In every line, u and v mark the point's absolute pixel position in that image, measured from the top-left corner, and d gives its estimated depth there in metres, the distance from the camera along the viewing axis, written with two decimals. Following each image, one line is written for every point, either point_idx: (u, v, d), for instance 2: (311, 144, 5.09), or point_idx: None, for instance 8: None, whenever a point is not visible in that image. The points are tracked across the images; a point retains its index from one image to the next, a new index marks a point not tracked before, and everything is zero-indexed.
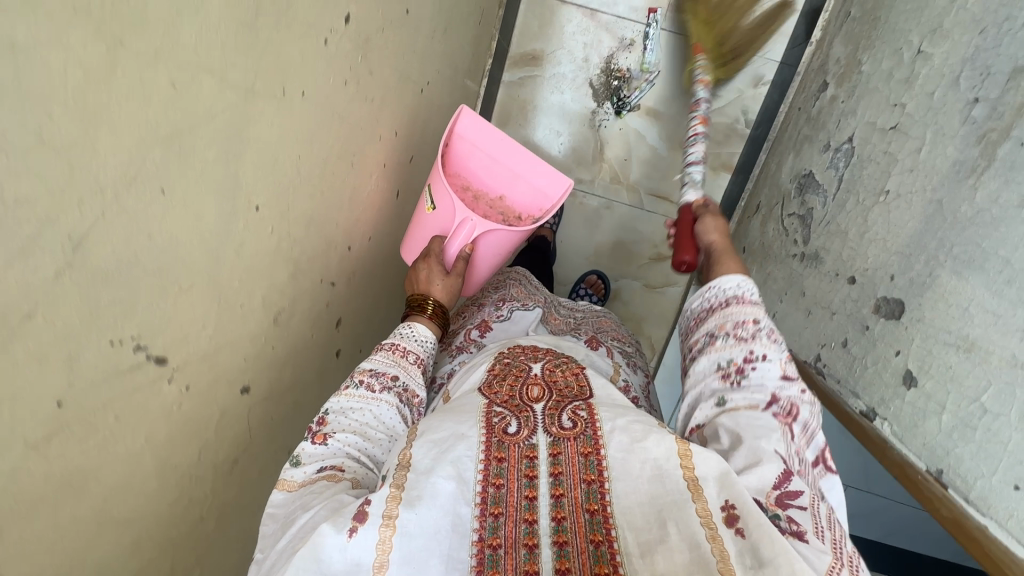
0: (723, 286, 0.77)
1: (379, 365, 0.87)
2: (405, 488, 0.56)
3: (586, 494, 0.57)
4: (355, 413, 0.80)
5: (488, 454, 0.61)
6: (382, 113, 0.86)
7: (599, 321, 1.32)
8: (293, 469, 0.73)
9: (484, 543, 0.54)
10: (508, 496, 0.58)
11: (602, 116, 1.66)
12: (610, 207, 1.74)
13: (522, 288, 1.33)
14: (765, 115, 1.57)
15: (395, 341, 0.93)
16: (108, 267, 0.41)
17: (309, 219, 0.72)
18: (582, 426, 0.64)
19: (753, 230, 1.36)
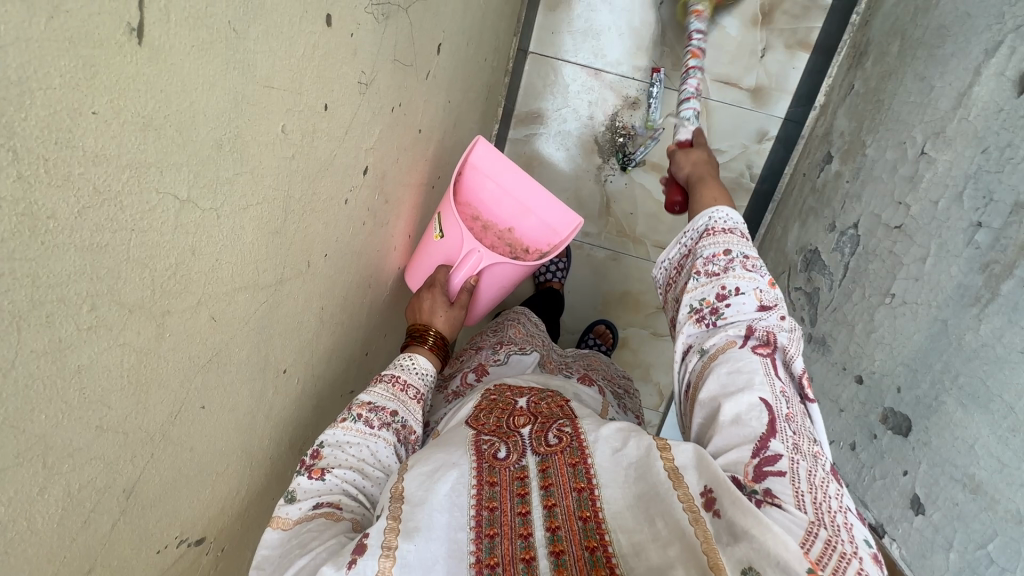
0: (703, 221, 0.82)
1: (380, 399, 0.85)
2: (403, 518, 0.58)
3: (578, 502, 0.59)
4: (353, 448, 0.79)
5: (479, 480, 0.63)
6: (396, 225, 0.89)
7: (592, 362, 1.34)
8: (288, 505, 0.72)
9: (483, 563, 0.55)
10: (501, 517, 0.59)
11: (608, 171, 1.67)
12: (618, 258, 1.75)
13: (518, 328, 1.35)
14: (770, 171, 1.58)
15: (396, 374, 0.91)
16: (155, 493, 0.43)
17: (331, 350, 0.74)
18: (567, 439, 0.67)
19: None
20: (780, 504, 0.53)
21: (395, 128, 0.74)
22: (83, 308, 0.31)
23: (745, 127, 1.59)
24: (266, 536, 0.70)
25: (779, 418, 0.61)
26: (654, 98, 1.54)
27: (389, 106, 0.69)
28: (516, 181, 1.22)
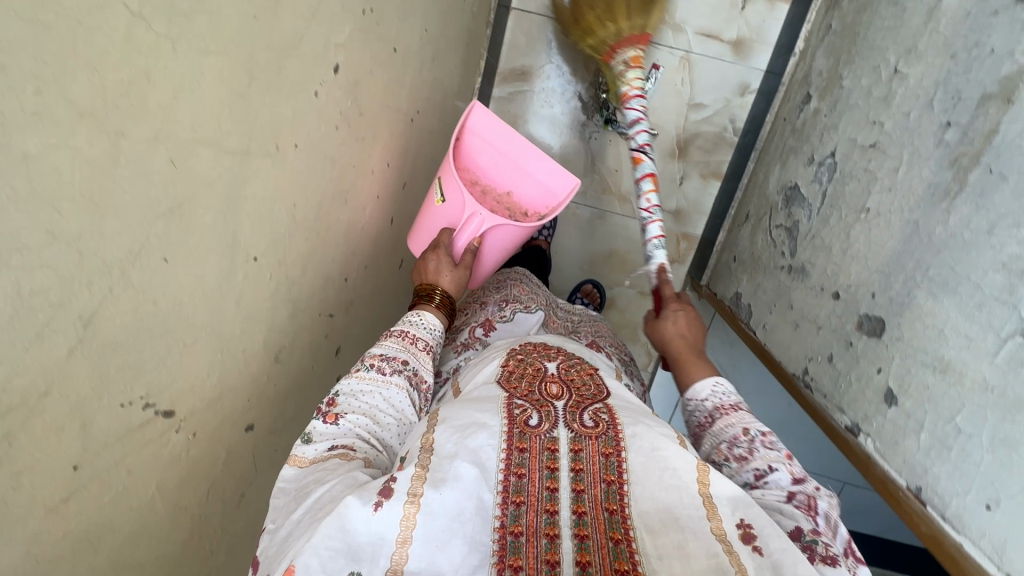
0: (699, 396, 0.88)
1: (390, 350, 0.89)
2: (433, 471, 0.57)
3: (606, 493, 0.59)
4: (366, 395, 0.82)
5: (510, 445, 0.63)
6: (374, 148, 0.88)
7: (600, 327, 1.32)
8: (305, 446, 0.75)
9: (506, 529, 0.55)
10: (529, 487, 0.59)
11: (592, 128, 1.68)
12: (604, 216, 1.76)
13: (525, 287, 1.32)
14: (752, 123, 1.59)
15: (405, 329, 0.94)
16: (116, 337, 0.43)
17: (306, 259, 0.74)
18: (602, 426, 0.67)
19: (742, 240, 1.39)
20: (837, 573, 0.58)
21: (367, 35, 0.74)
22: (25, 87, 0.31)
23: (727, 82, 1.60)
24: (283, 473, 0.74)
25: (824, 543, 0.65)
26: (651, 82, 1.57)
27: (359, 6, 0.69)
28: (512, 147, 1.22)
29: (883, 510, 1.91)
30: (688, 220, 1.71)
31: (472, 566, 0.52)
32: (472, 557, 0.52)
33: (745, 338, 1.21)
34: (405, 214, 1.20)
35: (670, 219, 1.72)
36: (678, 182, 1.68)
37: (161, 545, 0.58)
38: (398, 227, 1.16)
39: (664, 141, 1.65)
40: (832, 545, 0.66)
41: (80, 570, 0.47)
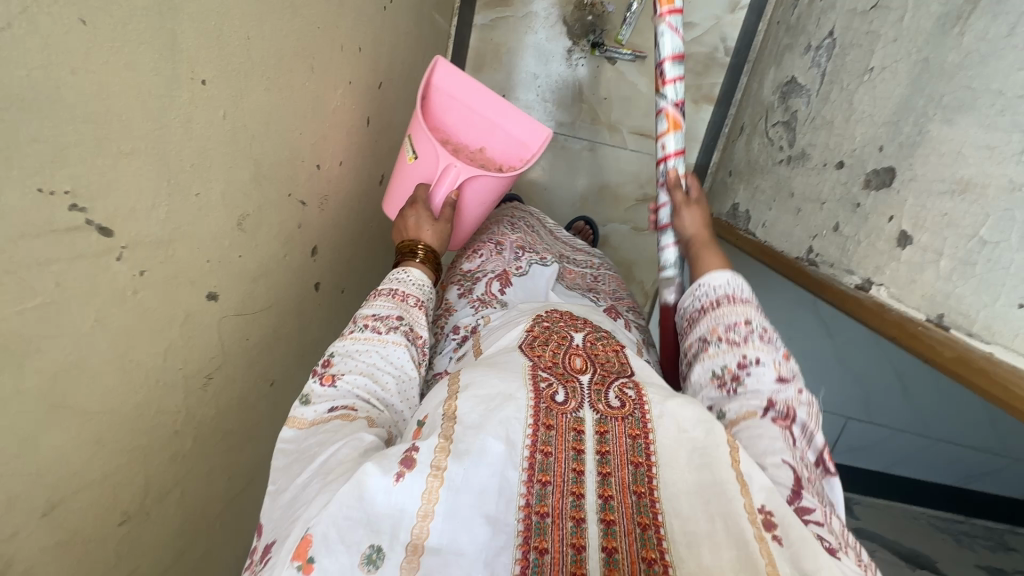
0: (712, 285, 0.83)
1: (382, 310, 0.83)
2: (454, 442, 0.48)
3: (633, 475, 0.49)
4: (362, 353, 0.75)
5: (536, 420, 0.52)
6: (342, 19, 0.82)
7: (616, 279, 1.25)
8: (303, 408, 0.69)
9: (531, 510, 0.46)
10: (557, 465, 0.49)
11: (579, 54, 1.61)
12: (594, 148, 1.70)
13: (538, 239, 1.24)
14: (743, 41, 1.54)
15: (396, 289, 0.89)
16: (22, 93, 0.37)
17: (268, 117, 0.68)
18: (630, 405, 0.56)
19: (738, 152, 1.34)
20: (838, 557, 0.49)
21: None
22: None
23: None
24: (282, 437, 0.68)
25: (802, 475, 0.59)
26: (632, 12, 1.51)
27: None
28: (480, 96, 1.16)
29: (890, 443, 1.88)
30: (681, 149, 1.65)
31: (495, 547, 0.44)
32: (495, 539, 0.44)
33: (744, 242, 1.15)
34: (384, 124, 1.13)
35: None
36: None
37: (110, 398, 0.52)
38: (376, 134, 1.09)
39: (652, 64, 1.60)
40: (807, 459, 0.64)
41: (3, 387, 0.41)
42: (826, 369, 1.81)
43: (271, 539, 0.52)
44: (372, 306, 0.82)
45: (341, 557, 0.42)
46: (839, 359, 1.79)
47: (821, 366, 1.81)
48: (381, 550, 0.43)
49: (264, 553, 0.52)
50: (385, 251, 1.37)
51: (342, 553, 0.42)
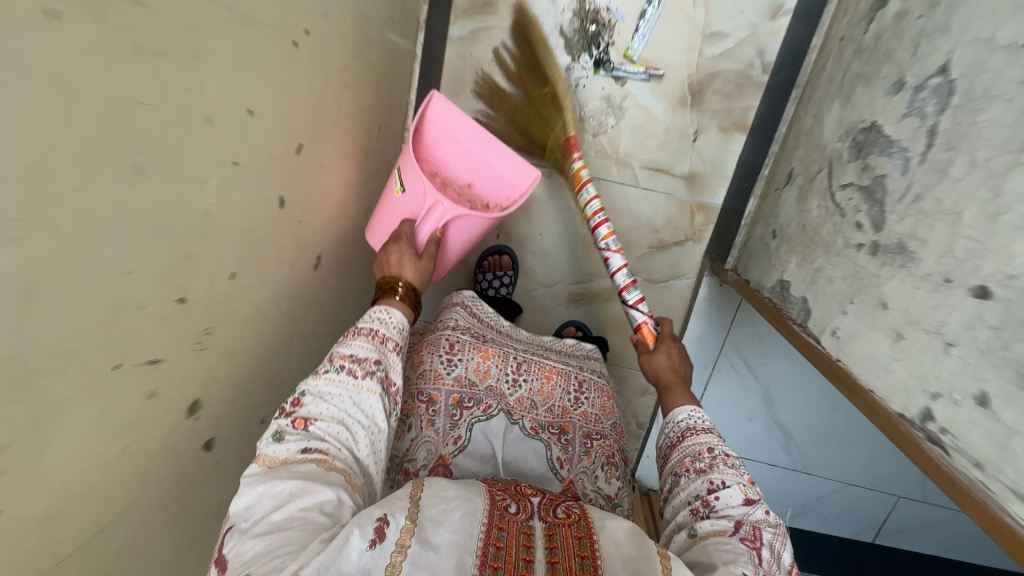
0: (678, 418, 0.91)
1: (360, 350, 0.78)
2: (419, 523, 0.59)
3: (579, 564, 0.61)
4: (336, 399, 0.72)
5: (490, 520, 0.64)
6: (205, 80, 0.52)
7: (594, 390, 1.06)
8: (275, 445, 0.66)
9: (486, 563, 0.58)
10: (507, 554, 0.60)
11: (579, 73, 1.29)
12: (597, 186, 1.38)
13: (482, 363, 1.01)
14: (787, 54, 1.22)
15: (376, 328, 0.82)
16: None
17: (30, 283, 0.39)
18: (574, 517, 0.69)
19: (785, 208, 1.04)
20: None
21: None
22: None
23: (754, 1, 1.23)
24: (246, 472, 0.64)
25: None
26: (649, 21, 1.23)
27: None
28: (475, 136, 0.99)
29: (944, 527, 1.60)
30: (703, 185, 1.36)
31: None
32: None
33: (806, 347, 0.85)
34: (314, 193, 0.84)
35: (681, 185, 1.37)
36: (691, 138, 1.32)
37: None
38: (301, 211, 0.80)
39: (670, 85, 1.29)
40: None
41: None
42: (876, 447, 1.51)
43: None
44: (350, 344, 0.77)
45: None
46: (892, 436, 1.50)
47: (870, 443, 1.51)
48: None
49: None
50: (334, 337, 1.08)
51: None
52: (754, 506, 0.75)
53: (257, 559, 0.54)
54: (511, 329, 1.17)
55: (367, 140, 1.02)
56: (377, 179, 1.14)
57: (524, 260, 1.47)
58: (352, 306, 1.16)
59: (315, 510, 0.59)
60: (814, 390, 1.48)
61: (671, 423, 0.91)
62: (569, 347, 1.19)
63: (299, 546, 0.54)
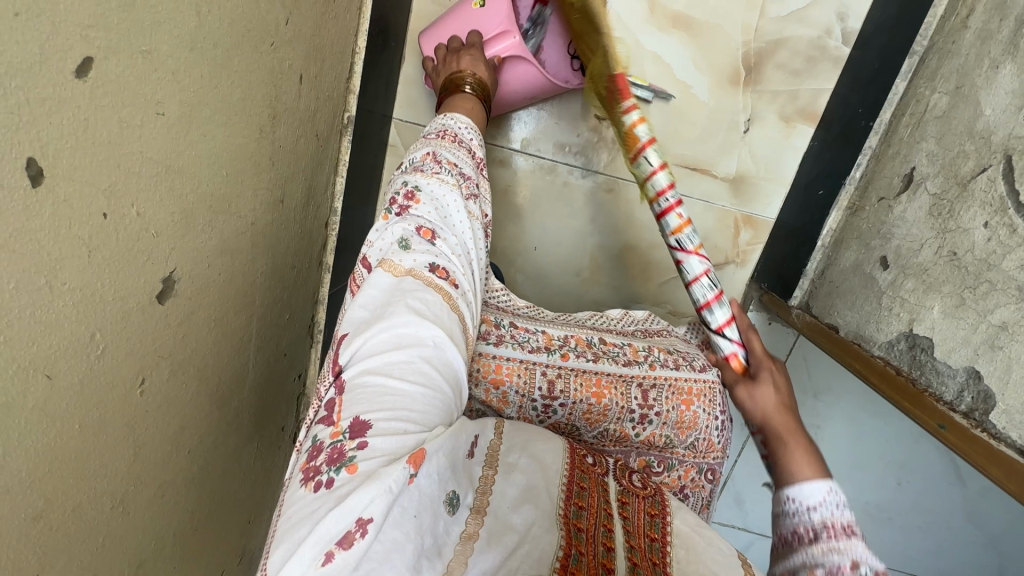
0: (805, 496, 0.53)
1: (462, 163, 0.66)
2: (501, 450, 0.51)
3: (650, 545, 0.50)
4: (447, 209, 0.59)
5: (572, 462, 0.57)
6: None
7: (671, 398, 0.72)
8: (400, 253, 0.52)
9: (569, 521, 0.49)
10: (589, 498, 0.53)
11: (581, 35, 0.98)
12: (614, 187, 1.05)
13: (494, 389, 0.67)
14: (879, 21, 0.88)
15: (467, 146, 0.70)
16: None
17: None
18: (652, 490, 0.60)
19: (905, 226, 0.71)
20: None
21: None
22: None
23: None
24: (370, 276, 0.51)
25: None
26: None
27: None
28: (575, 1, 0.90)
29: None
30: (754, 193, 1.01)
31: None
32: None
33: (994, 461, 0.51)
34: (148, 158, 0.45)
35: (724, 191, 1.02)
36: (742, 128, 0.98)
37: None
38: (99, 190, 0.41)
39: (720, 57, 0.96)
40: None
41: None
42: (949, 532, 1.17)
43: (359, 417, 0.39)
44: (452, 151, 0.65)
45: (435, 484, 0.38)
46: (970, 518, 1.15)
47: (942, 526, 1.17)
48: (457, 497, 0.40)
49: (345, 427, 0.39)
50: (219, 400, 0.68)
51: (436, 481, 0.38)
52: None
53: (379, 392, 0.41)
54: (533, 309, 0.79)
55: (282, 91, 0.64)
56: (303, 159, 0.76)
57: (513, 282, 1.10)
58: (258, 347, 0.77)
59: (433, 366, 0.45)
60: (877, 455, 1.16)
61: (793, 506, 0.53)
62: (625, 321, 0.84)
63: (427, 408, 0.42)
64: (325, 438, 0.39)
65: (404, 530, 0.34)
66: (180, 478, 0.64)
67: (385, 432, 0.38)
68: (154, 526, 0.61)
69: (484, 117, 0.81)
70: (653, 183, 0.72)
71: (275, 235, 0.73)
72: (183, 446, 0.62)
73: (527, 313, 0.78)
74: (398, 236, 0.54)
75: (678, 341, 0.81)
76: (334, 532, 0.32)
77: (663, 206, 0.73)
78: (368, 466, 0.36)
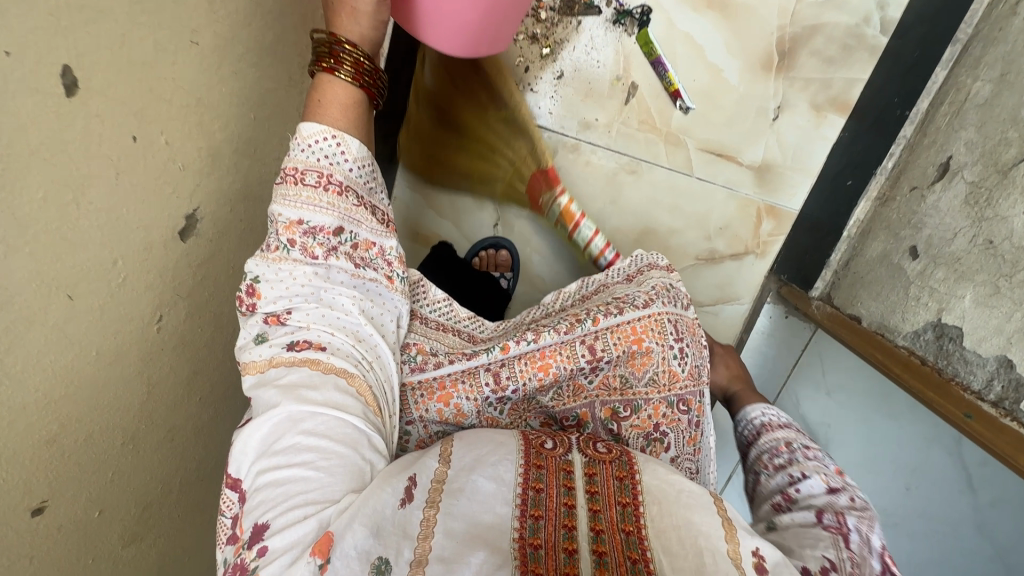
0: (752, 415, 0.68)
1: (314, 215, 0.55)
2: (449, 478, 0.48)
3: (621, 514, 0.49)
4: (306, 276, 0.55)
5: (527, 459, 0.52)
6: None
7: (620, 343, 0.64)
8: (256, 349, 0.53)
9: (525, 541, 0.44)
10: (548, 500, 0.49)
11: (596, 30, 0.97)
12: (636, 169, 1.04)
13: (445, 407, 0.63)
14: (921, 12, 0.86)
15: (323, 165, 0.56)
16: None
17: None
18: (617, 451, 0.56)
19: (939, 216, 0.69)
20: None
21: None
22: None
23: None
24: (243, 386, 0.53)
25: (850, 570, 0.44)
26: None
27: None
28: None
29: None
30: (779, 182, 0.99)
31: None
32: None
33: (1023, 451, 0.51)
34: (182, 87, 0.45)
35: (747, 178, 1.01)
36: (771, 115, 0.97)
37: None
38: (131, 113, 0.40)
39: (754, 42, 0.95)
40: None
41: None
42: (959, 543, 1.13)
43: (256, 526, 0.41)
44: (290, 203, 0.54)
45: (354, 558, 0.39)
46: None
47: None
48: (389, 561, 0.40)
49: (247, 543, 0.41)
50: (231, 351, 0.68)
51: (355, 557, 0.39)
52: (839, 495, 0.53)
53: (271, 493, 0.43)
54: (475, 321, 0.74)
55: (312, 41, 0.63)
56: None
57: (529, 261, 1.09)
58: None
59: (318, 438, 0.46)
60: (887, 457, 1.14)
61: (744, 425, 0.68)
62: (563, 299, 0.78)
63: (323, 485, 0.43)
64: (233, 558, 0.42)
65: None
66: (189, 426, 0.64)
67: (280, 533, 0.40)
68: (162, 470, 0.61)
69: (354, 109, 0.58)
70: (581, 236, 0.95)
71: None
72: (193, 391, 0.62)
73: (471, 326, 0.74)
74: (253, 330, 0.54)
75: (617, 288, 0.74)
76: None
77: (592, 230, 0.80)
78: (270, 572, 0.38)
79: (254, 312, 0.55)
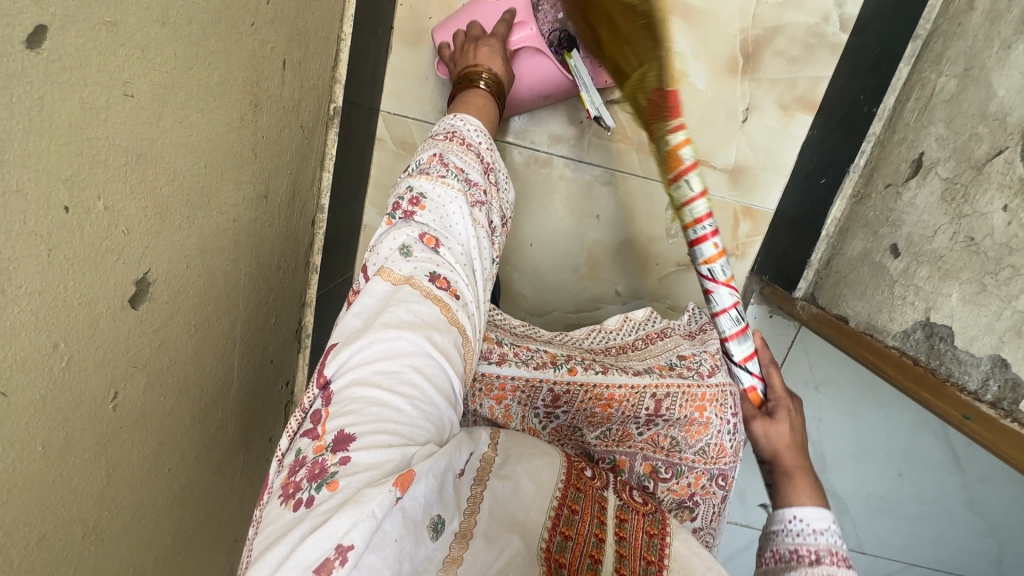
0: (809, 517, 0.55)
1: (471, 169, 0.66)
2: (495, 462, 0.55)
3: (644, 568, 0.52)
4: (454, 211, 0.61)
5: (567, 480, 0.58)
6: None
7: (684, 406, 0.66)
8: (401, 260, 0.55)
9: (551, 555, 0.50)
10: (580, 523, 0.55)
11: None
12: (611, 180, 1.02)
13: (497, 405, 0.67)
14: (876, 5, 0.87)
15: (483, 150, 0.70)
16: None
17: None
18: (652, 506, 0.61)
19: (921, 211, 0.69)
20: None
21: None
22: None
23: None
24: (369, 283, 0.54)
25: None
26: None
27: None
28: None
29: None
30: (754, 183, 1.00)
31: None
32: None
33: (1000, 433, 0.52)
34: (112, 140, 0.40)
35: (722, 182, 1.00)
36: (740, 117, 0.97)
37: None
38: (51, 179, 0.35)
39: (718, 45, 0.94)
40: None
41: None
42: (948, 520, 1.17)
43: (342, 433, 0.42)
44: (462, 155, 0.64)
45: (420, 508, 0.40)
46: (969, 507, 1.15)
47: (942, 516, 1.17)
48: (443, 521, 0.43)
49: (328, 445, 0.42)
50: (200, 412, 0.63)
51: (421, 504, 0.41)
52: None
53: (367, 405, 0.44)
54: (530, 326, 0.78)
55: (263, 77, 0.60)
56: (287, 151, 0.70)
57: (509, 279, 1.07)
58: (241, 356, 0.71)
59: (422, 376, 0.48)
60: (878, 445, 1.16)
61: (796, 527, 0.55)
62: (627, 326, 0.81)
63: (414, 420, 0.45)
64: (310, 454, 0.42)
65: (383, 555, 0.36)
66: (161, 499, 0.59)
67: (366, 448, 0.41)
68: (132, 553, 0.55)
69: (496, 117, 0.79)
70: (692, 208, 0.56)
71: (259, 234, 0.68)
72: (160, 460, 0.57)
73: (524, 329, 0.77)
74: (406, 238, 0.57)
75: (682, 342, 0.76)
76: (313, 558, 0.34)
77: (699, 231, 0.58)
78: (348, 484, 0.38)
79: (409, 220, 0.59)
